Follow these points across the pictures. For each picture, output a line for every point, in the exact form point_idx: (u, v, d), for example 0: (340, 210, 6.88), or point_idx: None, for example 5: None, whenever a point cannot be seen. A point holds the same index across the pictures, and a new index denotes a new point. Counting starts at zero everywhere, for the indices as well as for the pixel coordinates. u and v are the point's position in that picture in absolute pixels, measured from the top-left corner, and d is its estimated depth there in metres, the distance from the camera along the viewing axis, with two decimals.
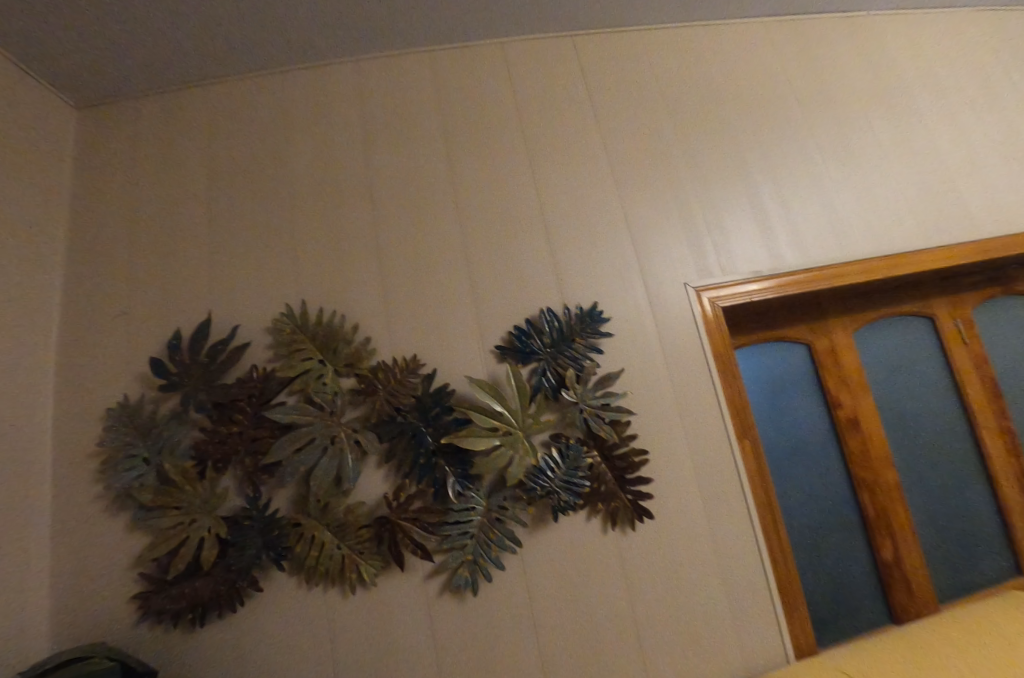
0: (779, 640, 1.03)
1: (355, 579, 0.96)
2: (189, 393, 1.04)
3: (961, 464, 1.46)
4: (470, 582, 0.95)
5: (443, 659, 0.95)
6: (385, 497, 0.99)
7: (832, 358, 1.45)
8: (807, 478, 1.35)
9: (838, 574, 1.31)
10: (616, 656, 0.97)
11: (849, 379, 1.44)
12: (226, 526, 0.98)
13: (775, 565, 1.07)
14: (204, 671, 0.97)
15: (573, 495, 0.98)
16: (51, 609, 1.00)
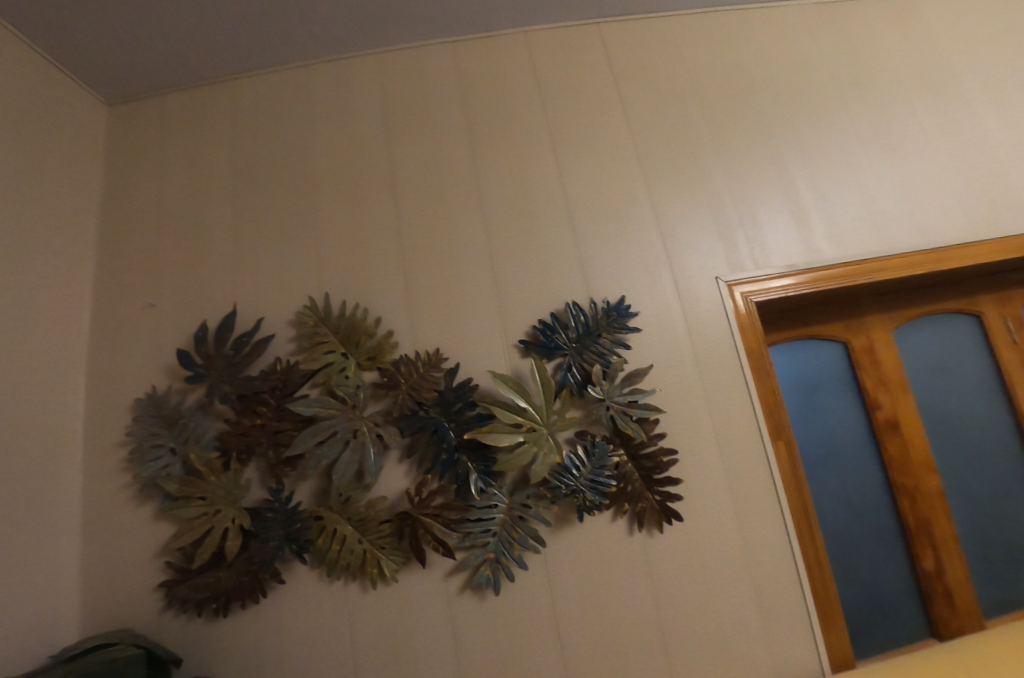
0: (814, 653, 0.98)
1: (376, 574, 0.95)
2: (214, 384, 1.05)
3: (1011, 473, 1.37)
4: (492, 581, 0.93)
5: (463, 658, 0.93)
6: (406, 492, 0.97)
7: (870, 357, 1.38)
8: (842, 482, 1.29)
9: (874, 584, 1.24)
10: (642, 662, 0.94)
11: (888, 379, 1.37)
12: (249, 518, 0.99)
13: (810, 574, 1.01)
14: (226, 660, 0.97)
15: (598, 495, 0.94)
16: (82, 593, 1.02)
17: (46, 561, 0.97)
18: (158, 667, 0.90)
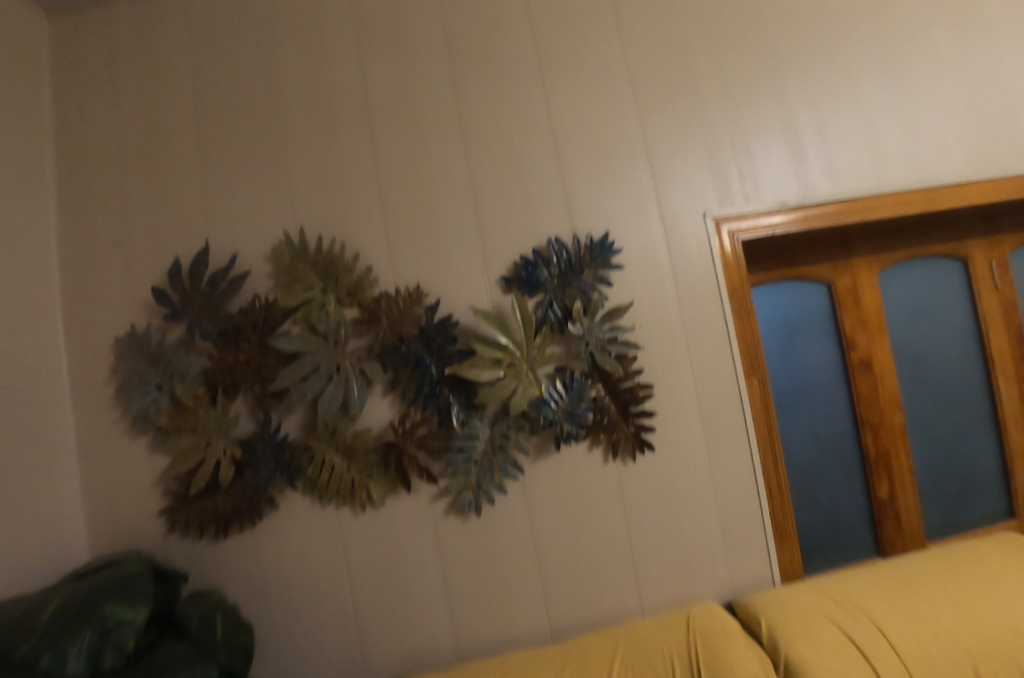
0: (768, 564, 1.08)
1: (365, 498, 1.01)
2: (193, 322, 1.04)
3: (971, 410, 1.44)
4: (474, 504, 0.99)
5: (449, 571, 1.02)
6: (392, 423, 1.00)
7: (852, 299, 1.39)
8: (812, 418, 1.35)
9: (829, 508, 1.35)
10: (611, 572, 1.03)
11: (868, 321, 1.39)
12: (240, 449, 1.03)
13: (771, 497, 1.09)
14: (230, 575, 1.05)
15: (576, 426, 0.98)
16: (88, 520, 1.08)
17: (48, 491, 1.01)
18: (167, 584, 0.98)
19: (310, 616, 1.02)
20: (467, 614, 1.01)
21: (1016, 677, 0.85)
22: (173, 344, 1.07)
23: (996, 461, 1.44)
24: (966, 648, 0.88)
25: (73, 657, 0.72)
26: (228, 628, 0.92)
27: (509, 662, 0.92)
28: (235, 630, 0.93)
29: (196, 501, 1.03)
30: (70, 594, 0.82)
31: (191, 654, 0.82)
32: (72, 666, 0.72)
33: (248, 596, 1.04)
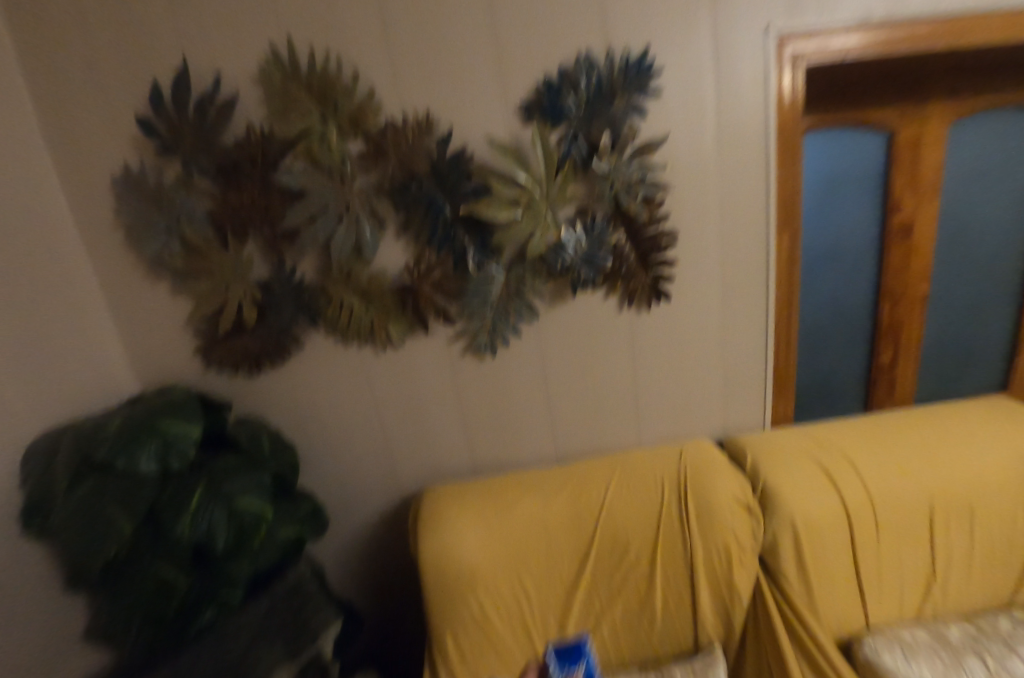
0: (761, 410, 1.17)
1: (385, 339, 1.05)
2: (187, 156, 0.96)
3: (1006, 285, 1.34)
4: (489, 346, 1.04)
5: (466, 404, 1.12)
6: (407, 265, 0.99)
7: (913, 155, 1.21)
8: (834, 285, 1.29)
9: (826, 371, 1.37)
10: (614, 409, 1.13)
11: (922, 179, 1.23)
12: (259, 291, 1.04)
13: (776, 351, 1.13)
14: (266, 405, 1.14)
15: (593, 273, 0.97)
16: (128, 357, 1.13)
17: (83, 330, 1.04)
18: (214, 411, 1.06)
19: (346, 438, 1.15)
20: (484, 439, 1.15)
21: (960, 505, 0.96)
22: (172, 183, 0.99)
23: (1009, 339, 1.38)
24: (928, 487, 0.97)
25: (145, 460, 0.83)
26: (274, 445, 1.04)
27: (518, 479, 1.05)
28: (280, 447, 1.06)
29: (225, 341, 1.08)
30: (131, 414, 0.92)
31: (246, 462, 0.96)
32: (147, 466, 0.83)
33: (287, 422, 1.14)
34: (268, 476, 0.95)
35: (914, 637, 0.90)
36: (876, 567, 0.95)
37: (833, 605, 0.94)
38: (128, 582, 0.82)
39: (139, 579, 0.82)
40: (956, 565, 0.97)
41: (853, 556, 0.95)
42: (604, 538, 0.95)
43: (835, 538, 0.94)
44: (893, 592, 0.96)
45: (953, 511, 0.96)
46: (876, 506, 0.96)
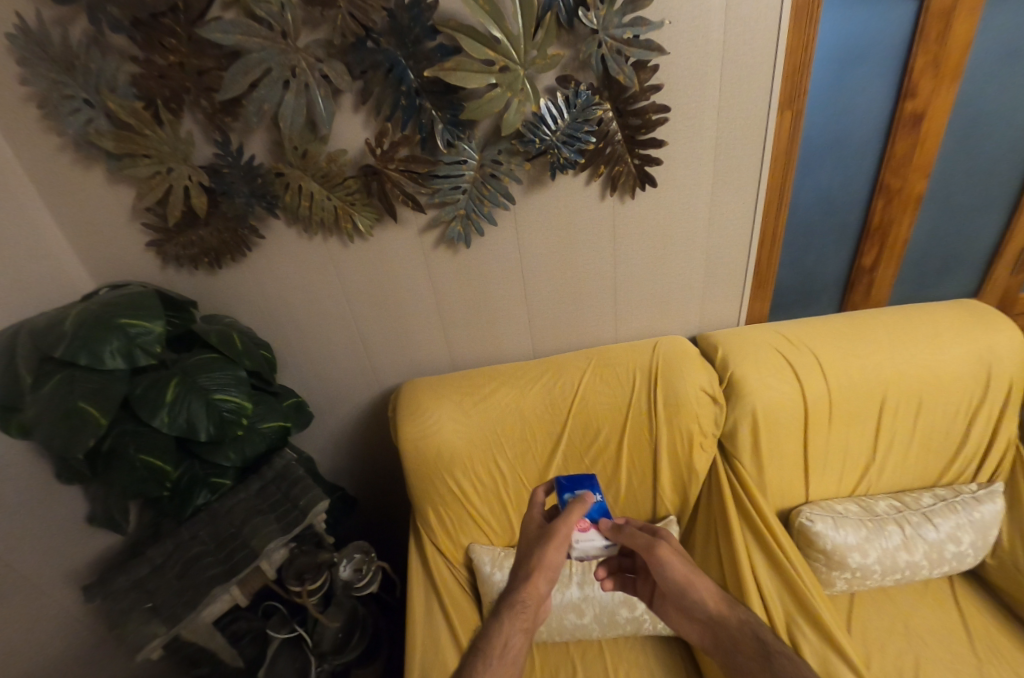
0: (736, 302, 1.20)
1: (352, 229, 0.98)
2: (93, 4, 0.77)
3: (1001, 188, 1.15)
4: (463, 237, 0.99)
5: (442, 299, 1.09)
6: (368, 143, 0.89)
7: (940, 26, 0.90)
8: (825, 186, 1.09)
9: (800, 285, 1.26)
10: (592, 302, 1.14)
11: (948, 57, 0.94)
12: (207, 175, 0.92)
13: (761, 247, 1.11)
14: (238, 303, 1.09)
15: (575, 153, 0.89)
16: (73, 253, 1.02)
17: (20, 222, 0.92)
18: (178, 309, 0.99)
19: (321, 336, 1.14)
20: (461, 337, 1.16)
21: (909, 397, 1.01)
22: (82, 41, 0.80)
23: (987, 248, 1.24)
24: (884, 377, 1.01)
25: (110, 356, 0.78)
26: (247, 342, 0.99)
27: (494, 370, 1.08)
28: (253, 342, 1.01)
29: (180, 235, 0.99)
30: (84, 307, 0.82)
31: (218, 358, 0.92)
32: (114, 362, 0.78)
33: (260, 318, 1.11)
34: (244, 372, 0.93)
35: (846, 508, 1.01)
36: (825, 451, 1.03)
37: (780, 482, 1.02)
38: (114, 472, 0.81)
39: (125, 470, 0.81)
40: (898, 446, 1.04)
41: (804, 440, 1.01)
42: (575, 424, 1.00)
43: (790, 424, 1.00)
44: (835, 471, 1.04)
45: (901, 403, 1.02)
46: (832, 396, 1.00)
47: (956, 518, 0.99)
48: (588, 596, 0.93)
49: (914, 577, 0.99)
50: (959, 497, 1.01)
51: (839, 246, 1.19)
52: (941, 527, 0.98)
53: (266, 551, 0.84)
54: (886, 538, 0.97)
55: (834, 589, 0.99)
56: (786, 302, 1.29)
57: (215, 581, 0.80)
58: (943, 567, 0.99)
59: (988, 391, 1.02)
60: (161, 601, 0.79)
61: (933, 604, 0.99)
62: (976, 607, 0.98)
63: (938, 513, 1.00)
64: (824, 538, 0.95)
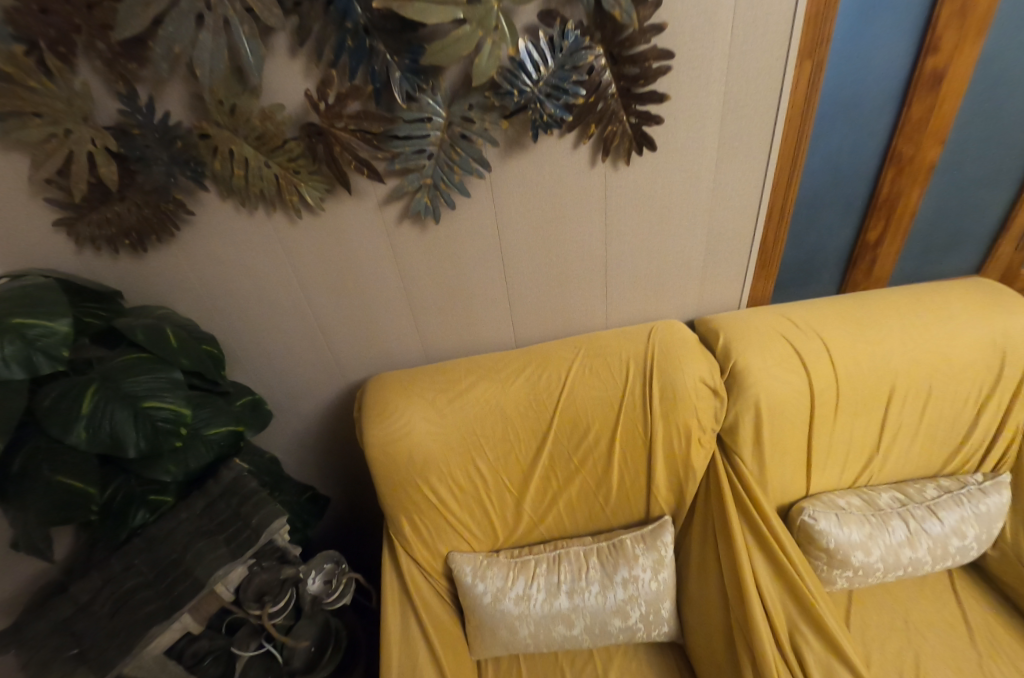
0: (739, 283, 1.10)
1: (299, 202, 0.83)
2: None
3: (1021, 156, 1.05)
4: (431, 210, 0.85)
5: (411, 282, 0.96)
6: (309, 96, 0.73)
7: None
8: (839, 152, 0.97)
9: (804, 262, 1.15)
10: (580, 283, 1.02)
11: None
12: (115, 139, 0.75)
13: (767, 220, 1.00)
14: (173, 290, 0.94)
15: (561, 108, 0.75)
16: None
17: None
18: (100, 299, 0.85)
19: (274, 325, 1.00)
20: (434, 324, 1.03)
21: (920, 385, 0.94)
22: None
23: (998, 222, 1.15)
24: (897, 365, 0.93)
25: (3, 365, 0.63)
26: (184, 337, 0.86)
27: (470, 361, 0.93)
28: (193, 338, 0.88)
29: (91, 213, 0.82)
30: None
31: (147, 358, 0.79)
32: (9, 373, 0.64)
33: (199, 307, 0.96)
34: (180, 373, 0.80)
35: (848, 502, 0.95)
36: (829, 444, 0.95)
37: (781, 479, 0.95)
38: (22, 500, 0.69)
39: (37, 496, 0.69)
40: (904, 436, 0.98)
41: (808, 434, 0.93)
42: (563, 427, 0.87)
43: (796, 418, 0.90)
44: (838, 463, 0.97)
45: (911, 392, 0.94)
46: (841, 387, 0.91)
47: (961, 512, 0.94)
48: (578, 607, 0.84)
49: (915, 573, 0.95)
50: (965, 490, 0.96)
51: (849, 221, 1.09)
52: (946, 521, 0.93)
53: (213, 579, 0.73)
54: (889, 534, 0.92)
55: (833, 586, 0.94)
56: (789, 282, 1.19)
57: (154, 618, 0.70)
58: (946, 561, 0.94)
59: (1001, 378, 0.95)
60: (90, 643, 0.68)
61: (932, 597, 0.96)
62: (975, 600, 0.96)
63: (943, 506, 0.94)
64: (827, 537, 0.89)
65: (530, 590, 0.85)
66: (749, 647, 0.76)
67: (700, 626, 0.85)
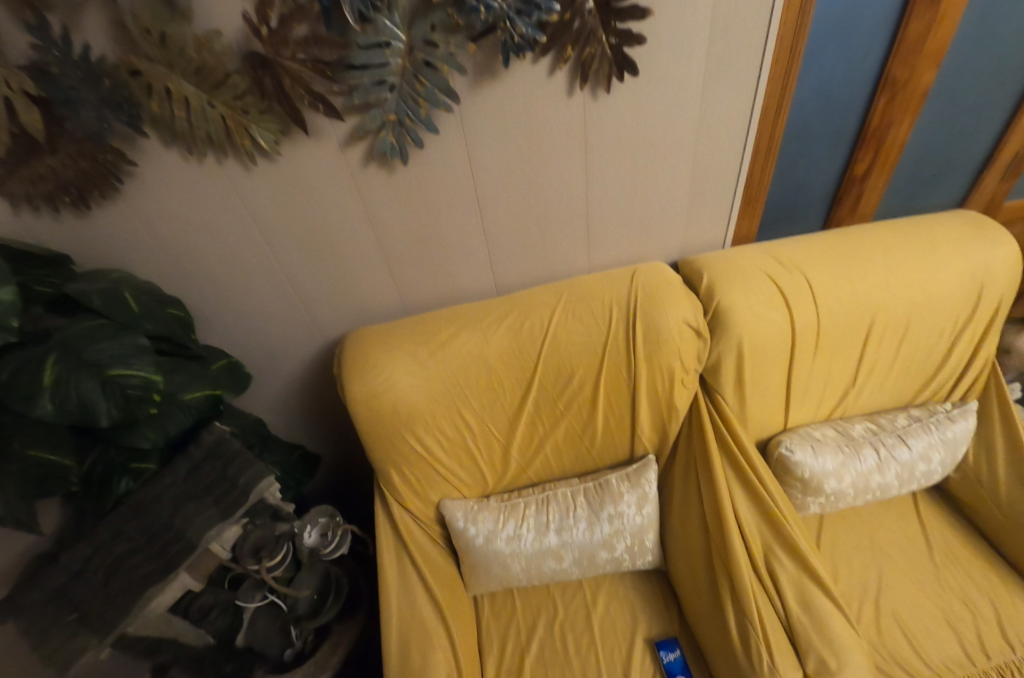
0: (724, 223, 1.08)
1: (252, 146, 0.76)
2: None
3: (1015, 78, 1.00)
4: (397, 150, 0.78)
5: (383, 230, 0.91)
6: (248, 19, 0.64)
7: None
8: (833, 76, 0.91)
9: (791, 199, 1.12)
10: (561, 227, 0.98)
11: None
12: (32, 79, 0.65)
13: (754, 154, 0.96)
14: (130, 251, 0.87)
15: (533, 27, 0.67)
16: None
17: None
18: (47, 265, 0.79)
19: (242, 285, 0.95)
20: (411, 275, 0.99)
21: (899, 318, 0.95)
22: None
23: (985, 151, 1.13)
24: (878, 300, 0.93)
25: None
26: (146, 302, 0.81)
27: (450, 312, 0.91)
28: (156, 302, 0.84)
29: (17, 167, 0.72)
30: None
31: (108, 325, 0.75)
32: None
33: (156, 269, 0.89)
34: (147, 339, 0.76)
35: (824, 434, 0.99)
36: (808, 380, 0.96)
37: (761, 415, 0.97)
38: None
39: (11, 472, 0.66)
40: (879, 369, 1.00)
41: (789, 372, 0.94)
42: (547, 374, 0.87)
43: (777, 355, 0.91)
44: (815, 397, 1.00)
45: (890, 326, 0.95)
46: (823, 323, 0.91)
47: (929, 438, 0.98)
48: (566, 542, 0.88)
49: (882, 496, 1.00)
50: (933, 417, 1.00)
51: (837, 153, 1.05)
52: (914, 447, 0.97)
53: (206, 539, 0.75)
54: (861, 462, 0.96)
55: (807, 512, 1.00)
56: (775, 220, 1.16)
57: (151, 578, 0.71)
58: (912, 484, 1.00)
59: (976, 310, 0.97)
60: (89, 608, 0.69)
61: (896, 516, 1.03)
62: (933, 516, 1.03)
63: (913, 434, 0.99)
64: (803, 467, 0.93)
65: (520, 530, 0.88)
66: (726, 570, 0.81)
67: (681, 554, 0.90)
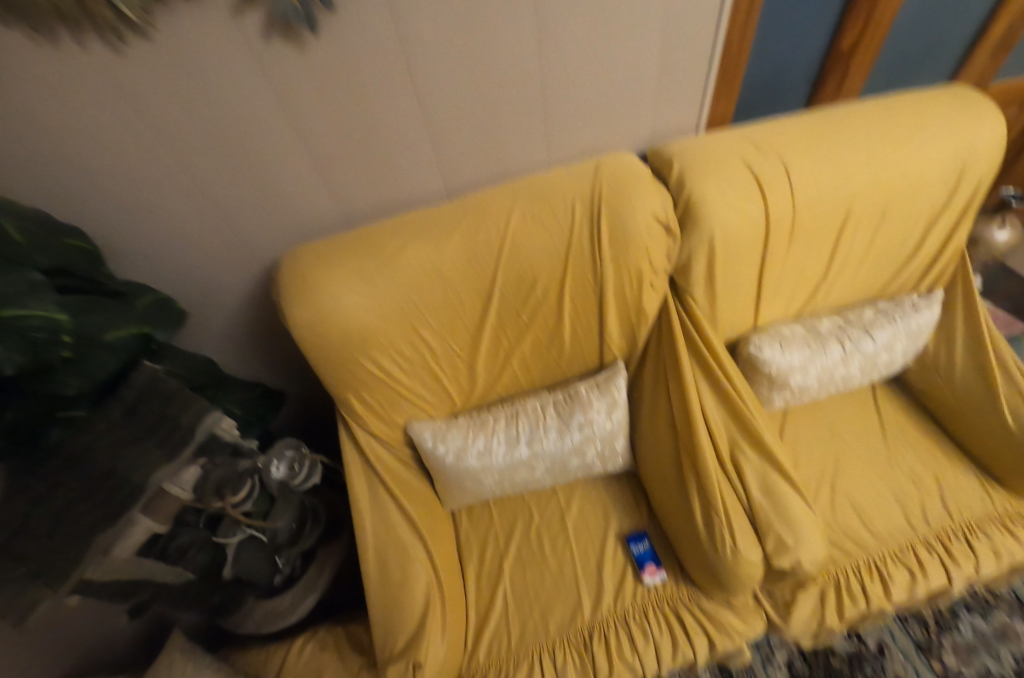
0: (698, 107, 0.97)
1: (116, 16, 0.60)
2: None
3: None
4: (303, 15, 0.65)
5: (305, 125, 0.78)
6: None
7: None
8: None
9: (773, 78, 1.01)
10: (515, 115, 0.86)
11: None
12: None
13: (732, 16, 0.83)
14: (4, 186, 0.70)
15: None
16: None
17: None
18: None
19: (149, 205, 0.81)
20: (348, 180, 0.88)
21: (876, 205, 0.90)
22: None
23: (981, 13, 1.02)
24: (857, 186, 0.87)
25: None
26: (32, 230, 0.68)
27: (396, 222, 0.81)
28: (48, 230, 0.71)
29: None
30: None
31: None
32: None
33: (34, 195, 0.73)
34: (42, 274, 0.64)
35: (792, 331, 0.98)
36: (779, 276, 0.93)
37: (731, 315, 0.94)
38: None
39: None
40: (851, 261, 0.97)
41: (760, 267, 0.90)
42: (507, 283, 0.80)
43: (749, 250, 0.86)
44: (786, 294, 0.97)
45: (866, 213, 0.90)
46: (798, 212, 0.86)
47: (894, 329, 0.98)
48: (537, 452, 0.88)
49: (844, 387, 1.03)
50: (900, 308, 1.00)
51: (825, 18, 0.93)
52: (879, 338, 0.98)
53: (155, 480, 0.71)
54: (826, 355, 0.96)
55: (772, 406, 1.02)
56: (755, 104, 1.05)
57: (100, 527, 0.68)
58: (872, 374, 1.02)
59: (955, 193, 0.93)
60: (39, 561, 0.64)
61: (855, 405, 1.07)
62: (890, 404, 1.08)
63: (879, 325, 0.98)
64: (770, 364, 0.93)
65: (491, 444, 0.87)
66: (693, 466, 0.82)
67: (650, 454, 0.92)
